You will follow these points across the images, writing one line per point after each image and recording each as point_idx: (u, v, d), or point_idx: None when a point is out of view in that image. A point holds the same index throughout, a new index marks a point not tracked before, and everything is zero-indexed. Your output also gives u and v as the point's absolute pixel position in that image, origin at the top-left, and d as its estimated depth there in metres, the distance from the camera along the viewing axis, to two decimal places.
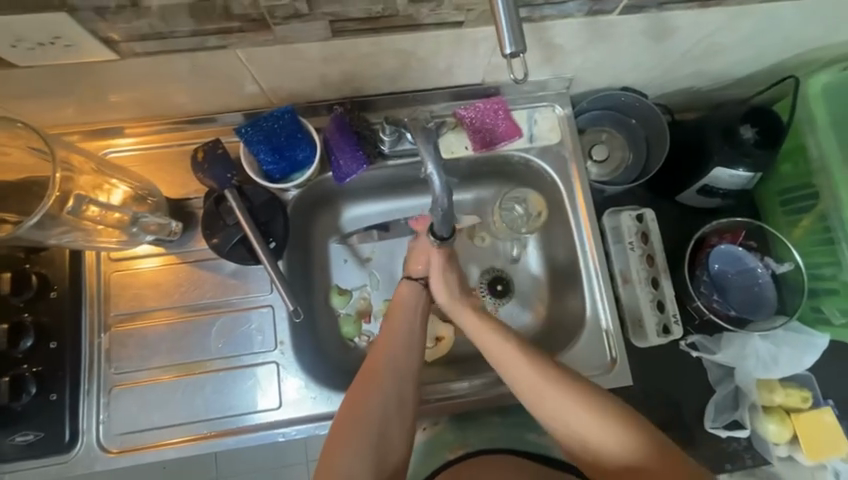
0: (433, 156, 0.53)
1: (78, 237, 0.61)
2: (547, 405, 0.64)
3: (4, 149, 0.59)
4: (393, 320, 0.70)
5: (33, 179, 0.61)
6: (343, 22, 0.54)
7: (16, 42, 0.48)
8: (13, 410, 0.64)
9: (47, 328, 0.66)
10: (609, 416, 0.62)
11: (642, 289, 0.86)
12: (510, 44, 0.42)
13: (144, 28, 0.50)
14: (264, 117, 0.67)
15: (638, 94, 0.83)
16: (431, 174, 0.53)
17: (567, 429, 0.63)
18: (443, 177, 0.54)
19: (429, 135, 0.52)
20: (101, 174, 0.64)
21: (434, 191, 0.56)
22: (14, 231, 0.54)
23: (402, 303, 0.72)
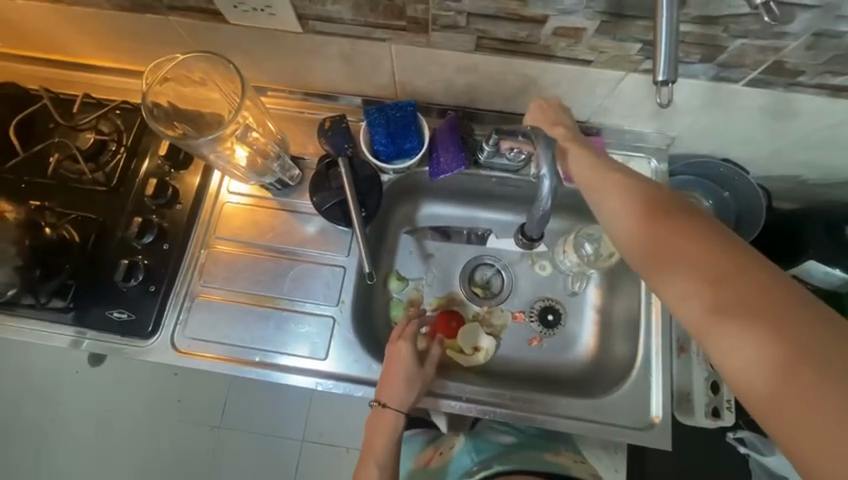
0: (549, 161, 0.62)
1: (224, 156, 0.73)
2: (681, 264, 0.48)
3: (197, 85, 0.74)
4: (367, 466, 0.69)
5: (204, 111, 0.77)
6: (489, 40, 0.62)
7: (238, 4, 0.62)
8: (120, 289, 0.75)
9: (166, 231, 0.78)
10: (761, 288, 0.43)
11: (698, 368, 0.81)
12: (663, 72, 0.45)
13: (332, 12, 0.61)
14: (390, 106, 0.76)
15: (738, 168, 0.82)
16: (544, 176, 0.64)
17: (698, 292, 0.46)
18: (553, 181, 0.64)
19: (550, 144, 0.62)
20: (261, 114, 0.75)
21: (541, 193, 0.66)
22: (197, 141, 0.66)
23: (375, 448, 0.69)
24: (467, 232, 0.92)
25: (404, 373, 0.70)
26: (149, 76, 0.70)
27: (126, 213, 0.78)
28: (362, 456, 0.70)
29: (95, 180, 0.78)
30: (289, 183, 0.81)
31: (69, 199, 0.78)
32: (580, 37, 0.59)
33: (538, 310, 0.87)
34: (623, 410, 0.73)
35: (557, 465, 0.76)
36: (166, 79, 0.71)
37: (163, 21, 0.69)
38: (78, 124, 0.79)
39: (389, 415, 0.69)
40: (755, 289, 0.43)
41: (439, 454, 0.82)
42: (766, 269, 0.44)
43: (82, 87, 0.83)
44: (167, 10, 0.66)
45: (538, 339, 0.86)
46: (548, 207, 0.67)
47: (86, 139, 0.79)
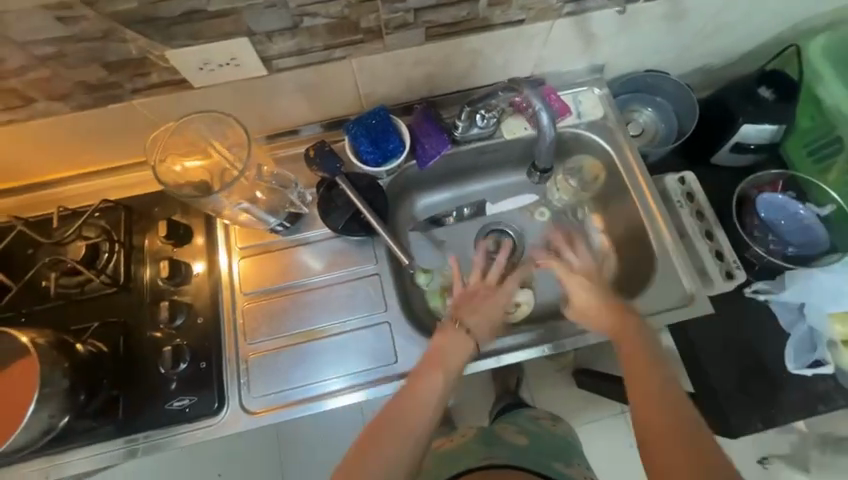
0: (537, 95, 0.76)
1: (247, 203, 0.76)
2: (607, 319, 0.73)
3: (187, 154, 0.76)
4: (416, 383, 0.67)
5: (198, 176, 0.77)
6: (436, 27, 0.69)
7: (203, 65, 0.64)
8: (171, 378, 0.72)
9: (194, 307, 0.77)
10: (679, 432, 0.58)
11: (700, 242, 0.94)
12: None
13: (293, 46, 0.66)
14: (365, 115, 0.82)
15: (661, 73, 0.96)
16: (539, 110, 0.76)
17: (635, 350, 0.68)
18: (549, 112, 0.77)
19: (531, 84, 0.77)
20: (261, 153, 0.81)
21: (541, 125, 0.79)
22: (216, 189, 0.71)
23: (439, 359, 0.69)
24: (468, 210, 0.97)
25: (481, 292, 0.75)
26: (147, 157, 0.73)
27: (147, 305, 0.76)
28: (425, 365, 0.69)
29: (103, 283, 0.75)
30: (301, 213, 0.83)
31: (83, 313, 0.75)
32: (510, 2, 0.68)
33: None
34: (661, 298, 0.81)
35: (565, 472, 0.78)
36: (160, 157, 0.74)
37: (127, 107, 0.70)
38: (63, 238, 0.76)
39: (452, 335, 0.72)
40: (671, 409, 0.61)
41: (449, 441, 0.90)
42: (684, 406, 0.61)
43: (53, 204, 0.81)
44: (131, 94, 0.67)
45: None
46: (554, 134, 0.80)
47: (77, 248, 0.76)
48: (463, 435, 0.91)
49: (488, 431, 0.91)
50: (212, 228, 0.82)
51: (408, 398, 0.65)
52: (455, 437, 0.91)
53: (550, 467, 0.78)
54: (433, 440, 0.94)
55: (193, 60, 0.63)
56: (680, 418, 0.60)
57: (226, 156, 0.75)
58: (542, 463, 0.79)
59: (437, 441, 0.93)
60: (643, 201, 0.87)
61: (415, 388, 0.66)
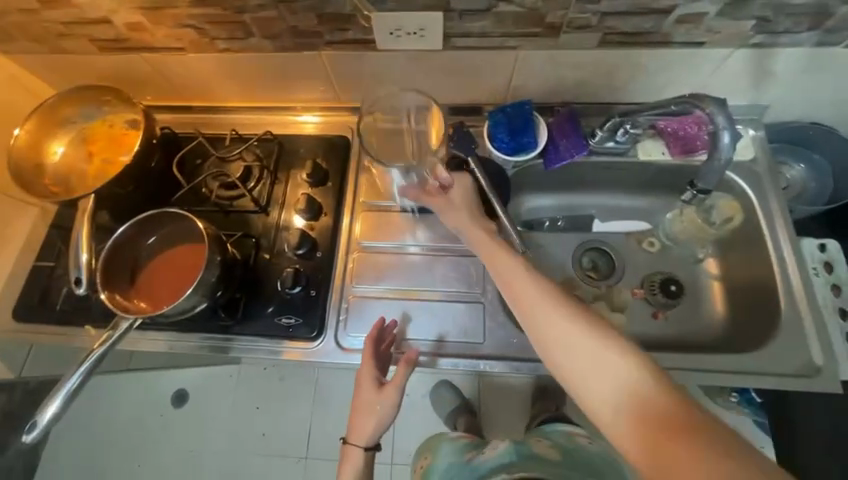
0: (724, 112, 0.70)
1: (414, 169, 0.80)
2: (564, 338, 0.58)
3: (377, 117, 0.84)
4: (365, 388, 0.73)
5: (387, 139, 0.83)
6: (614, 35, 0.71)
7: (394, 31, 0.72)
8: (285, 297, 0.80)
9: (316, 241, 0.84)
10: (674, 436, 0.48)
11: (832, 318, 0.86)
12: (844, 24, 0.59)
13: (476, 27, 0.71)
14: (510, 105, 0.86)
15: (829, 128, 0.89)
16: (723, 129, 0.72)
17: (548, 342, 0.59)
18: (731, 132, 0.72)
19: (720, 100, 0.71)
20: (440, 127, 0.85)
21: (719, 144, 0.73)
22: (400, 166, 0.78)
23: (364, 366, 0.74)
24: (562, 223, 0.99)
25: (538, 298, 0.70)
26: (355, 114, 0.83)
27: (279, 229, 0.86)
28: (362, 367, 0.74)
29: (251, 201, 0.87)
30: None
31: (228, 221, 0.86)
32: (700, 22, 0.67)
33: (659, 284, 0.90)
34: (781, 361, 0.74)
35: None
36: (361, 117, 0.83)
37: (315, 57, 0.80)
38: (229, 156, 0.89)
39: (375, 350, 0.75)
40: (662, 420, 0.49)
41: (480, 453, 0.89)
42: (681, 417, 0.49)
43: (225, 127, 0.94)
44: (325, 45, 0.77)
45: (660, 311, 0.89)
46: (730, 156, 0.75)
47: (237, 167, 0.89)
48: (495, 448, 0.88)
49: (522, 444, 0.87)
50: (345, 178, 0.91)
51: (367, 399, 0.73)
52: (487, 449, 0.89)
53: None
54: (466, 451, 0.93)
55: (388, 24, 0.71)
56: (659, 440, 0.48)
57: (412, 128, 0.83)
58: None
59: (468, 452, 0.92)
60: (779, 255, 0.81)
61: (365, 391, 0.73)
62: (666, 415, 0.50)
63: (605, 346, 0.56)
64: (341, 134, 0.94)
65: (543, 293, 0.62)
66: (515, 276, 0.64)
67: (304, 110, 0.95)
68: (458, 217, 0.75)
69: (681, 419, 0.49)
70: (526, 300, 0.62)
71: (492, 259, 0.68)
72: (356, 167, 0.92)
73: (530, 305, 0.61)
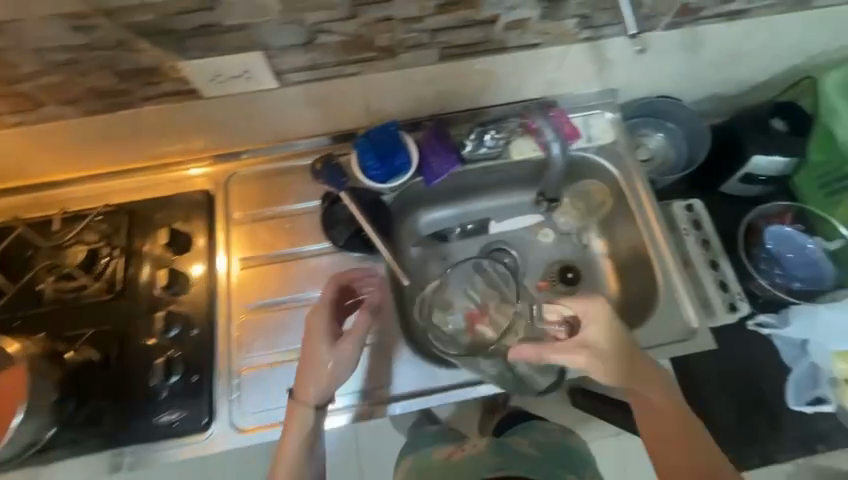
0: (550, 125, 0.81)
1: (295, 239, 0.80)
2: (651, 401, 0.66)
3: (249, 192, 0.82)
4: (314, 355, 0.68)
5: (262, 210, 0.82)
6: (451, 48, 0.69)
7: (214, 77, 0.64)
8: (162, 392, 0.72)
9: (189, 318, 0.76)
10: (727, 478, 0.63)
11: (705, 271, 0.94)
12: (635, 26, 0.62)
13: (306, 60, 0.65)
14: (374, 130, 0.82)
15: (674, 99, 0.95)
16: (552, 139, 0.81)
17: (647, 413, 0.66)
18: (560, 143, 0.82)
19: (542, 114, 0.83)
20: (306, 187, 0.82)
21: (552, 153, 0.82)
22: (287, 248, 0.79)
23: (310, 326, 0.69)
24: (471, 226, 0.96)
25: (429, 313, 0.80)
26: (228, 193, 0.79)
27: (143, 313, 0.75)
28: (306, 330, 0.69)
29: (99, 290, 0.75)
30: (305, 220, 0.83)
31: (76, 319, 0.74)
32: (527, 26, 0.68)
33: (557, 273, 0.93)
34: (666, 330, 0.80)
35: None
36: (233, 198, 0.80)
37: (136, 113, 0.69)
38: (63, 242, 0.76)
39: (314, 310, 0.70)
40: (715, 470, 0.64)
41: (460, 450, 0.82)
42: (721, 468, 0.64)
43: (56, 206, 0.80)
44: (142, 101, 0.67)
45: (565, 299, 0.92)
46: (562, 164, 0.83)
47: (76, 252, 0.76)
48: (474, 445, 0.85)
49: (502, 441, 0.85)
50: (212, 238, 0.82)
51: (308, 366, 0.68)
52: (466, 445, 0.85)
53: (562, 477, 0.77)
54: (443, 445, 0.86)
55: (204, 71, 0.62)
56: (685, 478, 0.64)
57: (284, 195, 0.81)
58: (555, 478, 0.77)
59: (446, 448, 0.84)
60: (647, 229, 0.87)
61: (306, 357, 0.68)
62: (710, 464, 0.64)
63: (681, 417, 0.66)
64: (200, 189, 0.85)
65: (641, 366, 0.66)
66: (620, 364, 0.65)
67: (150, 169, 0.84)
68: (593, 337, 0.65)
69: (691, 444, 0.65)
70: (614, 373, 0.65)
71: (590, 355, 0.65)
72: (223, 223, 0.84)
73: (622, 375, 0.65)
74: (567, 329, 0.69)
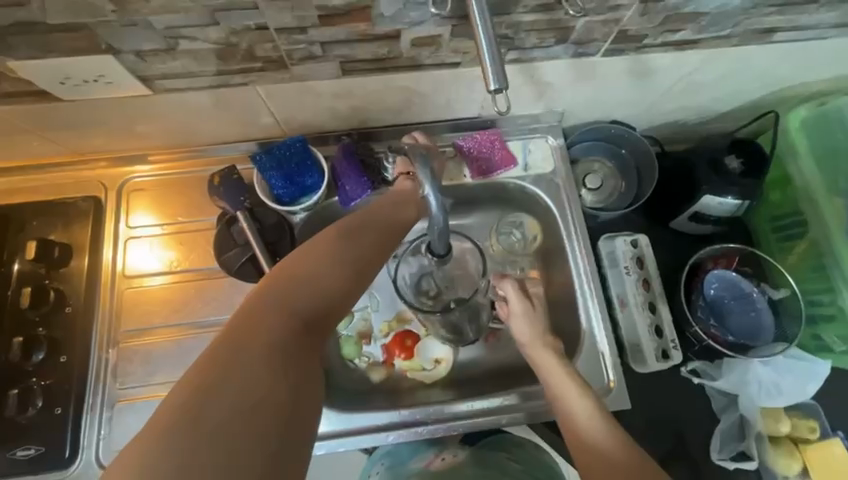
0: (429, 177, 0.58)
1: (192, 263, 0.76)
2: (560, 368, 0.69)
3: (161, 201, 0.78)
4: (259, 310, 0.49)
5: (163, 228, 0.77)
6: (353, 63, 0.61)
7: (65, 80, 0.56)
8: (19, 423, 0.65)
9: (58, 342, 0.69)
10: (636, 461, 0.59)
11: (639, 315, 0.88)
12: (495, 82, 0.48)
13: (177, 67, 0.57)
14: (277, 145, 0.73)
15: (626, 127, 0.88)
16: (428, 196, 0.58)
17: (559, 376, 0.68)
18: (441, 198, 0.59)
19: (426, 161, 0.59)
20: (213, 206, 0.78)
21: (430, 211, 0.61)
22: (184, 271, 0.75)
23: (292, 270, 0.53)
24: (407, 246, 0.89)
25: None
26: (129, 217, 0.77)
27: (5, 335, 0.68)
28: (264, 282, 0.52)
29: None
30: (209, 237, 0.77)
31: None
32: (439, 44, 0.59)
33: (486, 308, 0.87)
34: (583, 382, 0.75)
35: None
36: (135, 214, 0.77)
37: None
38: None
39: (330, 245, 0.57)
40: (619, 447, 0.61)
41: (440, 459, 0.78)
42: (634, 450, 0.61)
43: None
44: None
45: (492, 334, 0.87)
46: (446, 220, 0.62)
47: None
48: (456, 453, 0.79)
49: (486, 454, 0.79)
50: (96, 253, 0.74)
51: (244, 361, 0.44)
52: (446, 454, 0.79)
53: None
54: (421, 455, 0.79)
55: (49, 75, 0.55)
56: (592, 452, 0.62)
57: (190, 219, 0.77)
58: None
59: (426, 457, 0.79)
60: (577, 270, 0.81)
61: (252, 314, 0.49)
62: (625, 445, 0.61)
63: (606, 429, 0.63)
64: (90, 195, 0.77)
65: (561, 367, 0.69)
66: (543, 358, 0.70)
67: (34, 169, 0.76)
68: (523, 326, 0.74)
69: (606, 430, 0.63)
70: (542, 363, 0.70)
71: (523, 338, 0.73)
72: (111, 236, 0.76)
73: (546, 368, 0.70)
74: (513, 299, 0.75)
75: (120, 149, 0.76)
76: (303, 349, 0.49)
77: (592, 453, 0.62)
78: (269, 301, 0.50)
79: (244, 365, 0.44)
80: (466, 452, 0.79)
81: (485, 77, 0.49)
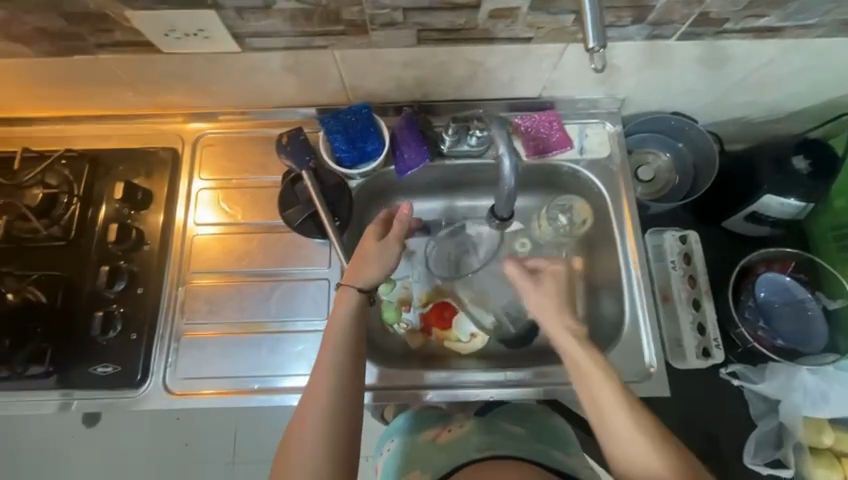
0: (504, 138, 0.61)
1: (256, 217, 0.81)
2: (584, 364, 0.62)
3: (232, 156, 0.83)
4: (324, 358, 0.64)
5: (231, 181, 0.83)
6: (429, 32, 0.63)
7: (169, 32, 0.61)
8: (100, 343, 0.73)
9: (136, 275, 0.76)
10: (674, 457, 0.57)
11: (682, 310, 0.86)
12: (593, 40, 0.50)
13: (268, 26, 0.61)
14: (344, 111, 0.77)
15: (689, 119, 0.85)
16: (502, 155, 0.61)
17: (583, 371, 0.62)
18: (513, 157, 0.61)
19: (502, 124, 0.61)
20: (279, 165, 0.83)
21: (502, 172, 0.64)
22: (247, 223, 0.81)
23: (333, 320, 0.67)
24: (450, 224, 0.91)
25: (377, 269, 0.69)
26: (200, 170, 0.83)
27: (92, 265, 0.76)
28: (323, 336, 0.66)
29: (53, 235, 0.76)
30: (273, 194, 0.82)
31: (30, 260, 0.76)
32: (516, 17, 0.61)
33: None
34: (621, 366, 0.75)
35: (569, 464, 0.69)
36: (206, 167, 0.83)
37: (93, 60, 0.68)
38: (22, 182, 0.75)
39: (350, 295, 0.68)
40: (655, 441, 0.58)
41: (447, 431, 0.75)
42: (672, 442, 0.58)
43: (21, 143, 0.81)
44: (96, 48, 0.65)
45: (529, 314, 0.88)
46: (515, 185, 0.65)
47: (33, 195, 0.75)
48: (463, 424, 0.76)
49: (493, 422, 0.75)
50: (172, 198, 0.81)
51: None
52: (455, 425, 0.76)
53: (552, 457, 0.68)
54: (430, 430, 0.77)
55: (157, 26, 0.60)
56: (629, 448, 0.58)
57: (255, 176, 0.83)
58: (545, 458, 0.67)
59: (433, 430, 0.77)
60: (626, 259, 0.80)
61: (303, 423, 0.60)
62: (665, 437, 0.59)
63: (642, 432, 0.58)
64: (169, 146, 0.83)
65: (592, 362, 0.62)
66: (571, 346, 0.64)
67: (120, 119, 0.83)
68: (541, 302, 0.68)
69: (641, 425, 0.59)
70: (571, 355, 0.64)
71: (546, 322, 0.67)
72: (186, 185, 0.82)
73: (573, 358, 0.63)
74: (518, 278, 0.70)
75: (198, 106, 0.82)
76: (350, 393, 0.62)
77: (625, 450, 0.58)
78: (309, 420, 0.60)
79: (313, 419, 0.60)
80: (474, 420, 0.76)
81: (584, 35, 0.51)
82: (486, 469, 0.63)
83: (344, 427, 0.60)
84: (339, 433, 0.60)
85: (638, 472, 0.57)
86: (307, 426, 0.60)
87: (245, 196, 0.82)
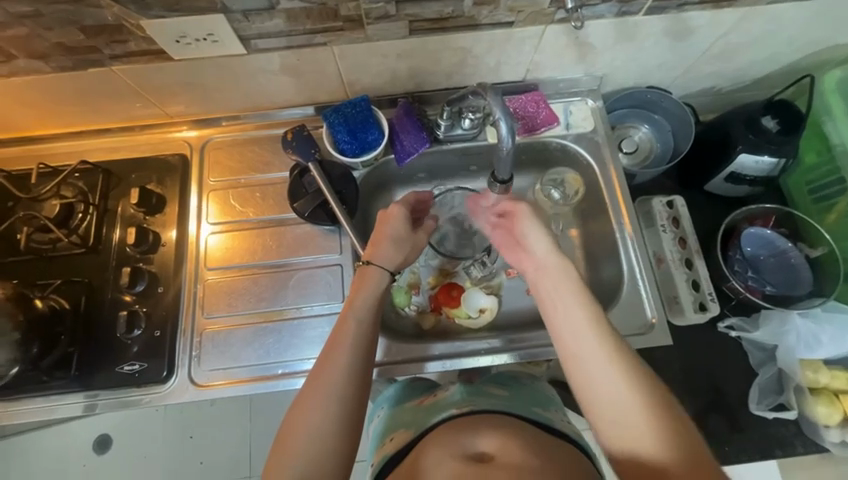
0: (500, 104, 0.67)
1: (266, 212, 0.85)
2: (572, 320, 0.61)
3: (240, 157, 0.87)
4: (343, 337, 0.64)
5: (238, 182, 0.86)
6: (420, 22, 0.69)
7: (180, 38, 0.66)
8: (125, 342, 0.75)
9: (155, 275, 0.79)
10: (664, 425, 0.53)
11: (677, 271, 0.90)
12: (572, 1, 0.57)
13: (272, 26, 0.67)
14: (345, 104, 0.81)
15: (662, 90, 0.91)
16: (499, 119, 0.67)
17: (571, 325, 0.61)
18: (510, 122, 0.68)
19: (497, 91, 0.68)
20: (283, 162, 0.87)
21: (499, 136, 0.70)
22: (260, 220, 0.84)
23: (353, 301, 0.68)
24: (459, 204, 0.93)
25: (392, 236, 0.73)
26: (209, 173, 0.86)
27: (113, 268, 0.79)
28: (339, 314, 0.67)
29: (71, 244, 0.78)
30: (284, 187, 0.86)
31: (48, 270, 0.78)
32: (497, 2, 0.67)
33: None
34: (625, 322, 0.79)
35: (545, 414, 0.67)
36: (214, 168, 0.87)
37: (107, 72, 0.72)
38: (39, 196, 0.78)
39: (373, 271, 0.70)
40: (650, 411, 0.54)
41: (432, 396, 0.75)
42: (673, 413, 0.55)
43: (34, 160, 0.85)
44: (110, 60, 0.70)
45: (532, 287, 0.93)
46: (512, 147, 0.70)
47: (51, 206, 0.78)
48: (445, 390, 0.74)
49: (478, 385, 0.74)
50: (184, 200, 0.84)
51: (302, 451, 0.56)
52: (439, 392, 0.75)
53: (525, 409, 0.66)
54: (416, 398, 0.78)
55: (169, 33, 0.65)
56: (619, 416, 0.55)
57: (262, 174, 0.87)
58: (523, 411, 0.66)
59: (420, 397, 0.77)
60: (620, 226, 0.85)
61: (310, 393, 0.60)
62: (666, 409, 0.55)
63: (640, 398, 0.55)
64: (176, 152, 0.87)
65: (576, 309, 0.62)
66: (560, 297, 0.63)
67: (127, 131, 0.87)
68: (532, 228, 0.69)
69: (639, 394, 0.55)
70: (546, 303, 0.64)
71: (537, 268, 0.67)
72: (196, 187, 0.86)
73: (548, 303, 0.64)
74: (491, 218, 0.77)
75: (204, 112, 0.86)
76: (360, 375, 0.63)
77: (615, 418, 0.55)
78: (316, 390, 0.60)
79: (318, 390, 0.60)
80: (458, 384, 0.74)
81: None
82: (455, 428, 0.61)
83: (353, 409, 0.60)
84: (348, 408, 0.60)
85: (627, 439, 0.54)
86: (312, 396, 0.60)
87: (254, 194, 0.86)
